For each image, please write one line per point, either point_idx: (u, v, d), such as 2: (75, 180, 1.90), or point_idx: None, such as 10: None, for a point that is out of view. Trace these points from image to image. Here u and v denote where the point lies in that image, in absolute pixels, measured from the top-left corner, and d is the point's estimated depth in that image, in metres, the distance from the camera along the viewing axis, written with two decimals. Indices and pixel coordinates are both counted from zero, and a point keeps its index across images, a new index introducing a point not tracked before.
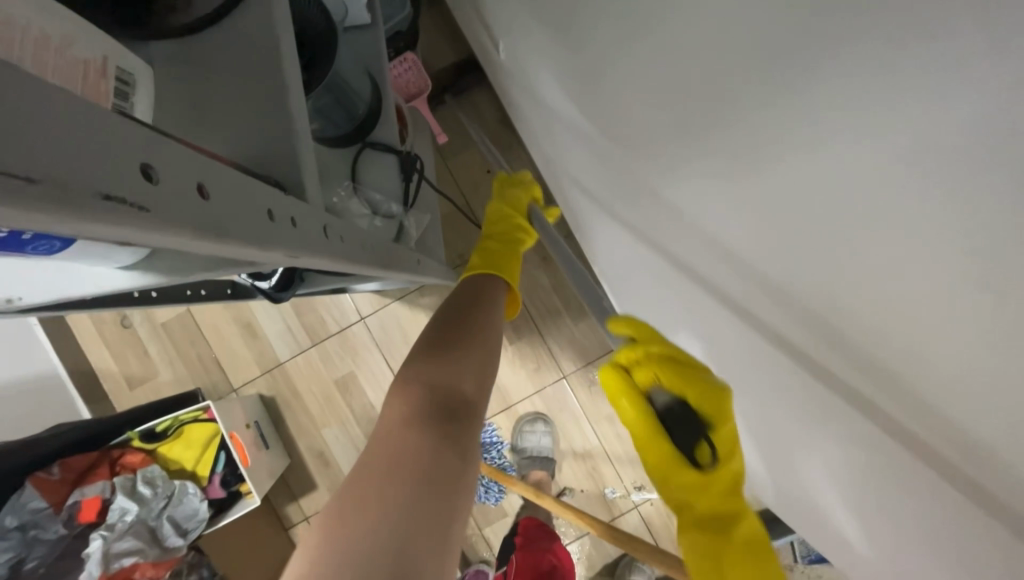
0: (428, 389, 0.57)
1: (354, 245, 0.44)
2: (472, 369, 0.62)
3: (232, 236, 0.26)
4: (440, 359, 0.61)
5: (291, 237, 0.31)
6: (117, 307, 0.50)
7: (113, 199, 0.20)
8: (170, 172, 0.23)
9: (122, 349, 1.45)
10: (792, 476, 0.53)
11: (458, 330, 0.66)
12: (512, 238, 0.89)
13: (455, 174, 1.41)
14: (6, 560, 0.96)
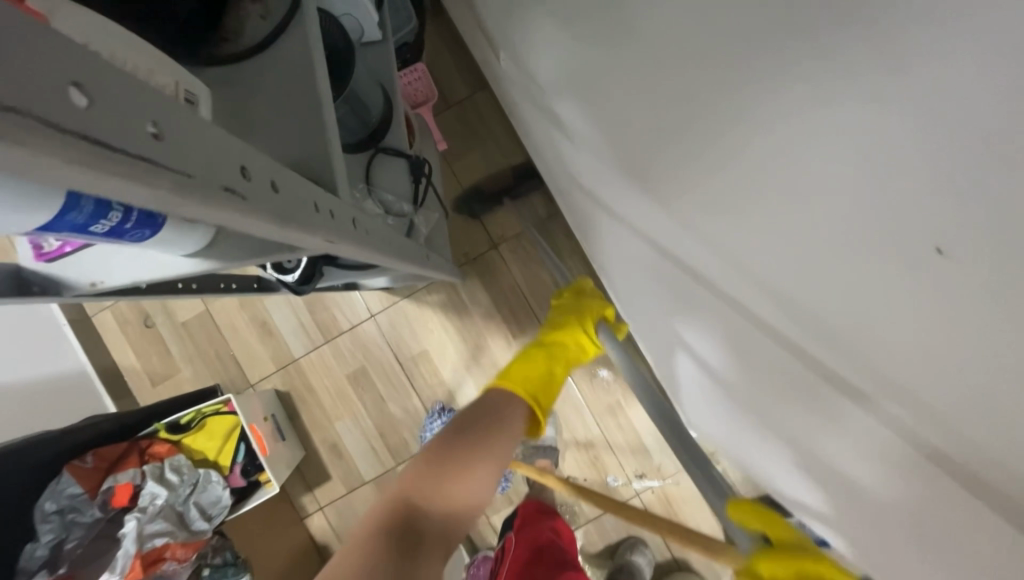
0: (407, 514, 0.64)
1: (377, 238, 0.50)
2: (456, 494, 0.68)
3: (295, 222, 0.33)
4: (433, 472, 0.69)
5: (330, 227, 0.38)
6: (165, 296, 0.56)
7: (225, 190, 0.27)
8: (256, 171, 0.31)
9: (146, 348, 1.52)
10: (778, 442, 0.58)
11: (453, 448, 0.72)
12: (560, 349, 0.89)
13: (459, 176, 1.48)
14: (48, 542, 1.02)
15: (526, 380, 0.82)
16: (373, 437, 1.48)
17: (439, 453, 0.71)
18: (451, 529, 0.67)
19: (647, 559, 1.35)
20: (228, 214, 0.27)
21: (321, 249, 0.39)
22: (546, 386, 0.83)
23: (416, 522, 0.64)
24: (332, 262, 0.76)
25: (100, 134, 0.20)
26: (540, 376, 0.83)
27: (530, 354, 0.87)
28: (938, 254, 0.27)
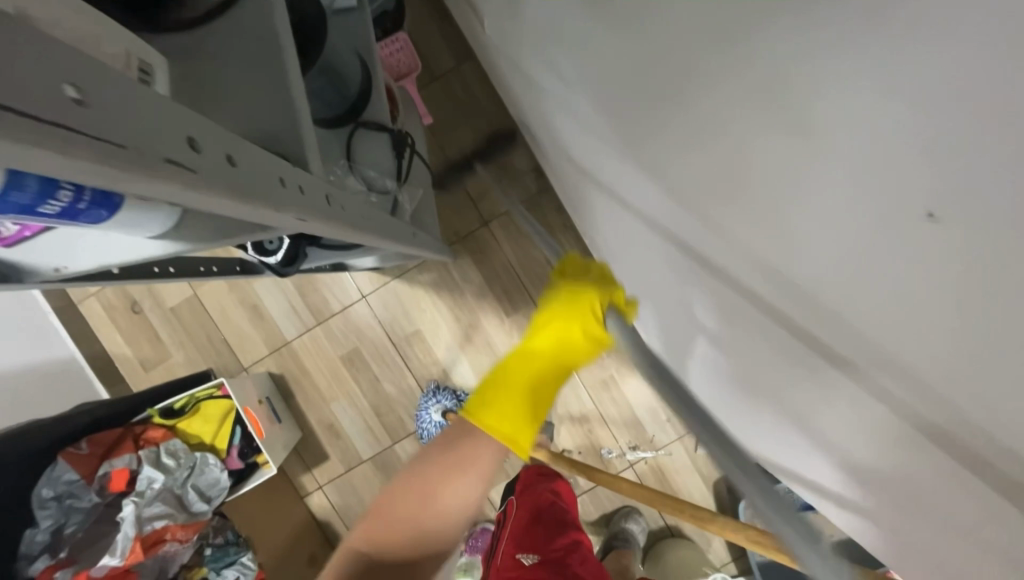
0: (366, 558, 0.72)
1: (356, 216, 0.48)
2: (410, 535, 0.73)
3: (258, 197, 0.31)
4: (386, 523, 0.74)
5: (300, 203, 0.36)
6: (140, 281, 0.55)
7: (169, 161, 0.25)
8: (207, 143, 0.29)
9: (135, 334, 1.51)
10: (765, 410, 0.58)
11: (407, 492, 0.76)
12: (545, 361, 0.80)
13: (447, 152, 1.44)
14: (48, 527, 1.04)
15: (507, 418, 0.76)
16: (369, 417, 1.49)
17: (392, 496, 0.76)
18: (413, 567, 0.72)
19: (640, 527, 1.39)
20: (175, 189, 0.25)
21: (293, 227, 0.38)
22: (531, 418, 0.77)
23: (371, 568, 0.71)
24: (316, 242, 0.75)
25: (9, 99, 0.18)
26: (523, 410, 0.77)
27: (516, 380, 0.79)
28: (929, 218, 0.26)
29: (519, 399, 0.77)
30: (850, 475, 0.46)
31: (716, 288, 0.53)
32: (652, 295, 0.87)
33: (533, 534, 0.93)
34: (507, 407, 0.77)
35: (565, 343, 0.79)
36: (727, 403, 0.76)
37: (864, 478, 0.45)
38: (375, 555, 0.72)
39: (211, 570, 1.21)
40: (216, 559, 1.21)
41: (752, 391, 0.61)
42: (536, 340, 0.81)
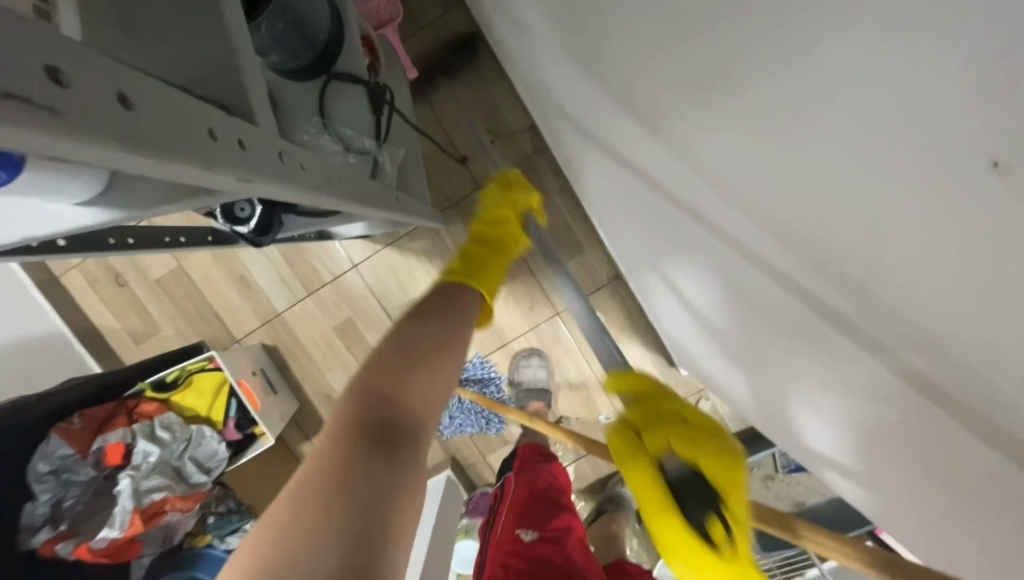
0: (374, 406, 0.52)
1: (319, 177, 0.43)
2: (426, 380, 0.57)
3: (176, 149, 0.26)
4: (401, 364, 0.57)
5: (239, 161, 0.31)
6: (93, 253, 0.50)
7: (12, 96, 0.18)
8: (83, 78, 0.21)
9: (122, 308, 1.47)
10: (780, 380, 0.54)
11: (416, 333, 0.60)
12: (497, 241, 0.84)
13: (436, 110, 1.35)
14: (47, 500, 1.02)
15: (468, 273, 0.73)
16: None
17: (393, 342, 0.59)
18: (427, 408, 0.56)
19: None
20: (63, 141, 0.20)
21: (241, 192, 0.32)
22: (490, 272, 0.75)
23: (397, 411, 0.52)
24: (291, 209, 0.69)
25: None
26: (480, 266, 0.75)
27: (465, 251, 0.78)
28: (992, 167, 0.20)
29: (490, 262, 0.77)
30: (857, 451, 0.44)
31: (724, 255, 0.49)
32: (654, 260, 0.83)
33: (531, 511, 0.91)
34: (488, 269, 0.75)
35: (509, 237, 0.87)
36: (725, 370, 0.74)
37: (881, 453, 0.41)
38: (395, 395, 0.54)
39: (214, 537, 1.23)
40: (219, 527, 1.23)
41: (754, 358, 0.58)
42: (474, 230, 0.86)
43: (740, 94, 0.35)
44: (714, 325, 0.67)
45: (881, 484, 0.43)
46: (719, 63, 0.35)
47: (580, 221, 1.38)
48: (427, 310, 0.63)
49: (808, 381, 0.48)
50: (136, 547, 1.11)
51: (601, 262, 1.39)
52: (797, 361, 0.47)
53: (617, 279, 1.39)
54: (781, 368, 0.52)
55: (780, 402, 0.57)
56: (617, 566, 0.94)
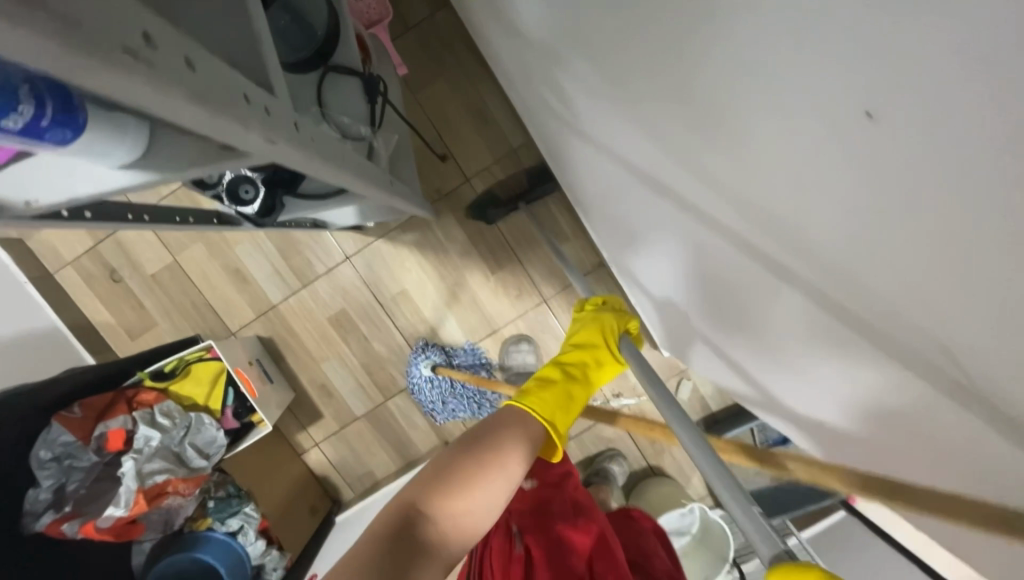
0: (411, 523, 0.55)
1: (328, 150, 0.48)
2: (464, 512, 0.58)
3: (224, 106, 0.31)
4: (450, 487, 0.58)
5: (265, 124, 0.35)
6: (112, 223, 0.54)
7: (125, 52, 0.24)
8: (164, 41, 0.27)
9: (117, 302, 1.49)
10: (761, 303, 0.59)
11: (471, 460, 0.61)
12: (578, 370, 0.81)
13: (425, 106, 1.41)
14: (50, 486, 1.03)
15: (553, 406, 0.73)
16: (361, 374, 1.52)
17: (448, 467, 0.60)
18: (454, 551, 0.57)
19: (621, 468, 1.51)
20: (139, 84, 0.25)
21: (265, 153, 0.37)
22: (570, 411, 0.75)
23: (427, 536, 0.55)
24: (292, 192, 0.74)
25: None
26: (565, 401, 0.75)
27: (551, 381, 0.77)
28: (867, 116, 0.27)
29: (558, 392, 0.75)
30: (838, 367, 0.50)
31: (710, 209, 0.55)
32: (640, 237, 0.89)
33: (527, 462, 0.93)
34: (552, 398, 0.74)
35: (594, 367, 0.83)
36: (716, 328, 0.80)
37: (851, 357, 0.47)
38: (433, 520, 0.56)
39: (215, 520, 1.26)
40: (219, 511, 1.27)
41: (741, 292, 0.63)
42: (564, 354, 0.85)
43: (699, 67, 0.41)
44: (699, 266, 0.71)
45: (859, 390, 0.49)
46: (679, 39, 0.41)
47: (565, 211, 1.45)
48: (494, 439, 0.64)
49: (790, 313, 0.54)
50: (138, 529, 1.13)
51: (586, 251, 1.46)
52: (777, 283, 0.52)
53: (601, 267, 1.47)
54: (768, 307, 0.58)
55: (770, 343, 0.63)
56: (622, 512, 1.00)
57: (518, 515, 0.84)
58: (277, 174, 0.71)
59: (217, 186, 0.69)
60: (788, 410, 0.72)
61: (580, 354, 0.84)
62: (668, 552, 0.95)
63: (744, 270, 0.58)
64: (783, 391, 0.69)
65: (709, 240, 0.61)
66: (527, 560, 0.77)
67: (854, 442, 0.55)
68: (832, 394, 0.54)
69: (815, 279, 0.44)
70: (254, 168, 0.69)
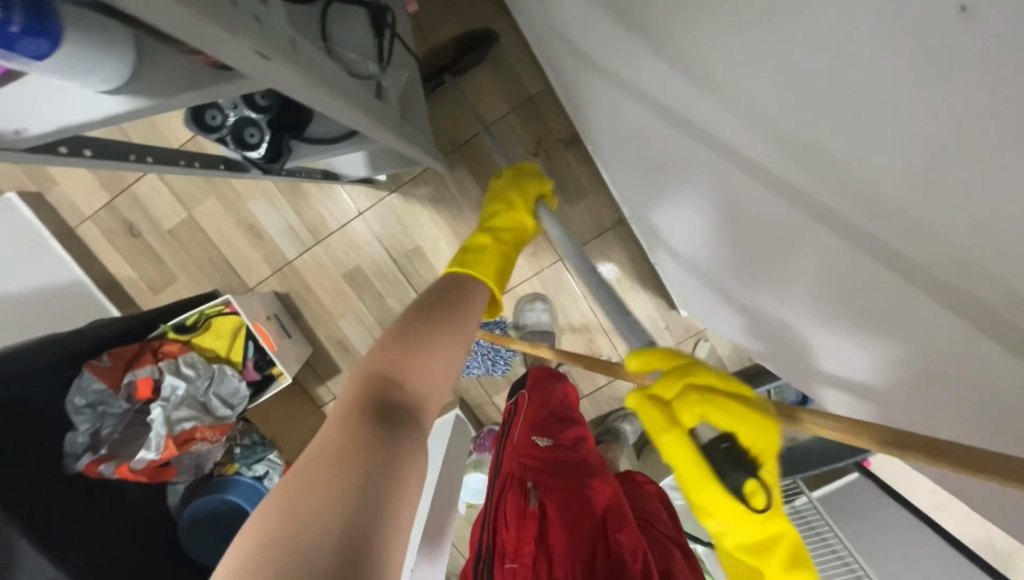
0: (378, 389, 0.54)
1: (332, 80, 0.44)
2: (425, 367, 0.58)
3: (208, 3, 0.26)
4: (403, 351, 0.58)
5: (258, 34, 0.31)
6: (114, 164, 0.53)
7: None
8: None
9: (137, 258, 1.51)
10: (797, 259, 0.56)
11: (416, 325, 0.62)
12: (504, 232, 0.87)
13: (438, 50, 1.32)
14: (87, 430, 1.08)
15: (492, 269, 0.78)
16: (376, 331, 1.54)
17: (402, 332, 0.61)
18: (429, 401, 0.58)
19: (633, 427, 1.51)
20: None
21: (262, 73, 0.33)
22: (505, 268, 0.81)
23: (398, 392, 0.55)
24: (298, 136, 0.71)
25: None
26: (499, 262, 0.80)
27: (479, 247, 0.82)
28: None
29: (490, 255, 0.80)
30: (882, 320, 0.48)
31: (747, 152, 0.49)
32: (667, 188, 0.85)
33: (549, 421, 0.93)
34: (496, 261, 0.80)
35: (520, 225, 0.89)
36: (743, 283, 0.77)
37: (900, 314, 0.44)
38: (399, 381, 0.56)
39: (241, 466, 1.34)
40: (245, 457, 1.35)
41: (772, 245, 0.60)
42: (487, 224, 0.89)
43: None
44: (731, 222, 0.67)
45: (902, 347, 0.47)
46: None
47: (584, 166, 1.39)
48: (432, 306, 0.65)
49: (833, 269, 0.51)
50: (170, 472, 1.19)
51: (604, 208, 1.41)
52: (818, 239, 0.49)
53: (620, 223, 1.41)
54: (803, 265, 0.56)
55: (800, 299, 0.61)
56: (628, 476, 1.01)
57: (534, 471, 0.85)
58: (283, 116, 0.67)
59: (221, 129, 0.65)
60: (819, 369, 0.70)
61: (506, 217, 0.89)
62: (671, 517, 0.95)
63: (783, 226, 0.54)
64: (810, 346, 0.67)
65: (744, 189, 0.57)
66: (540, 516, 0.78)
67: (896, 398, 0.52)
68: (869, 349, 0.52)
69: (879, 226, 0.39)
70: (259, 109, 0.65)
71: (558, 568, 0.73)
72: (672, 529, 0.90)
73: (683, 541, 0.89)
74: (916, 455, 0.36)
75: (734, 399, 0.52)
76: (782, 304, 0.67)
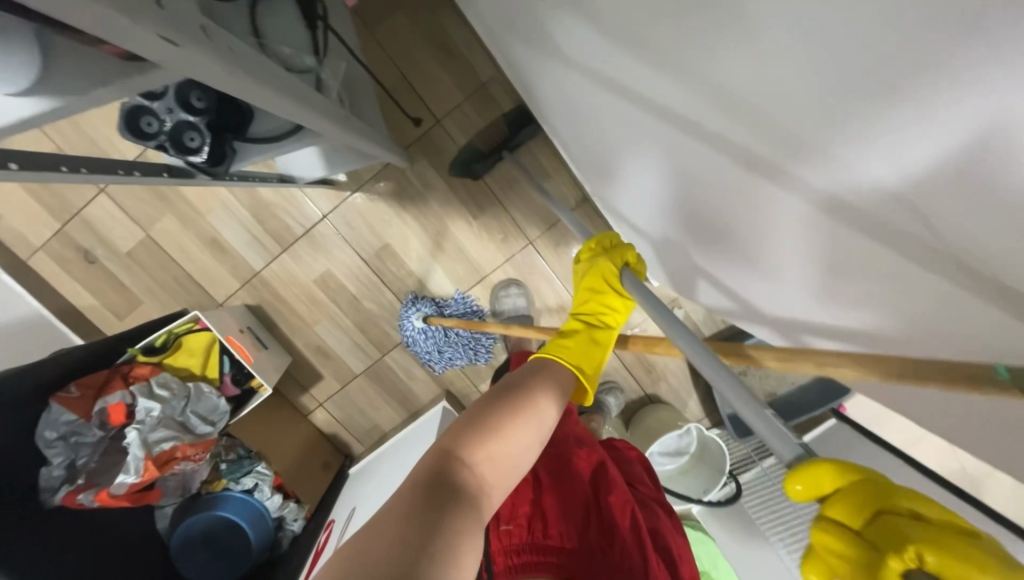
0: (459, 467, 0.52)
1: (257, 70, 0.43)
2: (503, 458, 0.56)
3: None
4: (488, 433, 0.56)
5: (160, 19, 0.30)
6: (45, 174, 0.51)
7: None
8: None
9: (97, 284, 1.46)
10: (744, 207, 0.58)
11: (506, 408, 0.60)
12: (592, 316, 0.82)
13: (384, 44, 1.31)
14: (62, 463, 1.04)
15: (579, 357, 0.74)
16: (355, 333, 1.53)
17: (478, 415, 0.59)
18: (492, 498, 0.54)
19: (616, 400, 1.57)
20: None
21: (174, 61, 0.33)
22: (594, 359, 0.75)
23: (472, 474, 0.53)
24: (240, 136, 0.71)
25: None
26: (587, 351, 0.76)
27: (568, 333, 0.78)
28: None
29: (578, 340, 0.76)
30: (830, 243, 0.51)
31: None
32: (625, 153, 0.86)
33: None
34: (577, 350, 0.75)
35: (603, 308, 0.80)
36: (707, 238, 0.80)
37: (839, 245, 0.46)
38: (478, 464, 0.54)
39: (230, 480, 1.33)
40: (232, 471, 1.34)
41: None
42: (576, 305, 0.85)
43: None
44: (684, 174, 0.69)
45: (847, 267, 0.51)
46: None
47: (545, 147, 1.40)
48: (526, 389, 0.63)
49: (780, 204, 0.55)
50: (154, 494, 1.18)
51: (568, 188, 1.43)
52: None
53: (584, 202, 1.44)
54: None
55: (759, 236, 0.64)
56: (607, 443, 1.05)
57: None
58: (222, 118, 0.66)
59: (158, 135, 0.64)
60: (778, 314, 0.74)
61: (588, 302, 0.80)
62: (654, 480, 0.99)
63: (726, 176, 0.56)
64: (770, 288, 0.71)
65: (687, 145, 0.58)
66: (533, 481, 0.78)
67: (843, 326, 0.56)
68: (821, 274, 0.56)
69: None
70: (196, 111, 0.63)
71: (553, 527, 0.71)
72: (654, 490, 0.93)
73: (664, 501, 0.92)
74: (873, 370, 0.40)
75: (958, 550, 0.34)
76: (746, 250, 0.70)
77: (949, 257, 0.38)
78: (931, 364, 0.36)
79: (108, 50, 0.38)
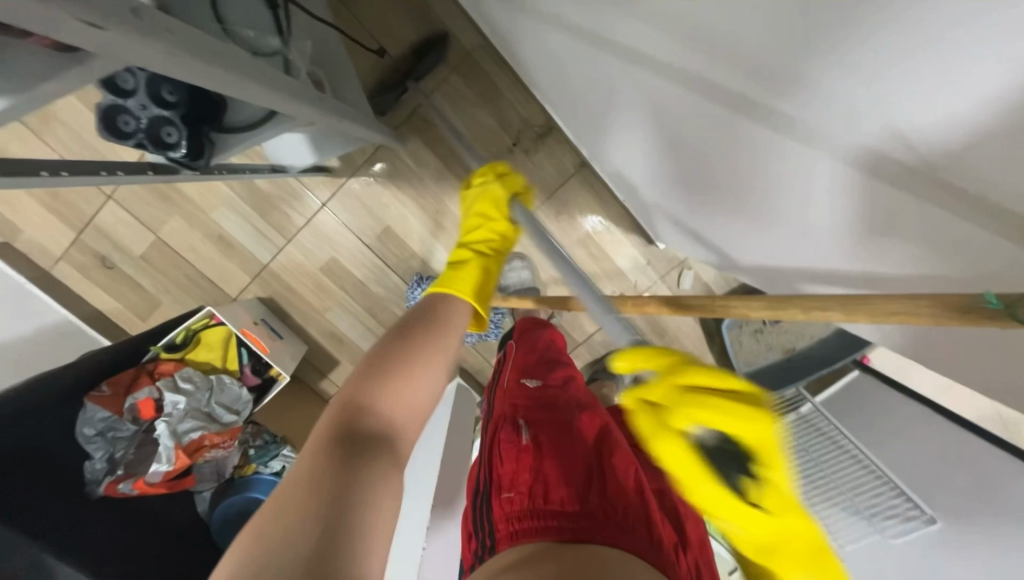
0: (360, 414, 0.53)
1: (200, 51, 0.42)
2: (403, 396, 0.58)
3: None
4: (382, 378, 0.57)
5: (82, 2, 0.30)
6: (26, 179, 0.53)
7: None
8: None
9: (118, 288, 1.52)
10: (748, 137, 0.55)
11: (399, 352, 0.62)
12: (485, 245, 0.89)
13: (362, 19, 1.28)
14: (103, 456, 1.11)
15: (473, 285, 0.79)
16: (365, 317, 1.55)
17: (387, 362, 0.60)
18: (404, 437, 0.56)
19: None
20: None
21: (106, 44, 0.32)
22: (486, 284, 0.81)
23: (375, 418, 0.54)
24: (215, 127, 0.71)
25: None
26: (479, 277, 0.81)
27: (461, 264, 0.83)
28: None
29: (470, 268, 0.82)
30: (827, 169, 0.49)
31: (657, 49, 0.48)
32: (614, 105, 0.82)
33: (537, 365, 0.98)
34: (470, 274, 0.80)
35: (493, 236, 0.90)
36: (708, 189, 0.77)
37: None
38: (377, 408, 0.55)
39: (259, 464, 1.38)
40: (260, 456, 1.39)
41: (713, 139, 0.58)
42: (468, 239, 0.90)
43: None
44: (682, 115, 0.65)
45: (847, 187, 0.49)
46: None
47: (535, 106, 1.35)
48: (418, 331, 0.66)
49: (771, 137, 0.54)
50: (190, 480, 1.27)
51: (565, 154, 1.39)
52: None
53: (583, 167, 1.39)
54: None
55: (761, 175, 0.61)
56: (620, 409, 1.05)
57: (525, 409, 0.86)
58: (195, 110, 0.67)
59: (136, 133, 0.64)
60: (798, 260, 0.70)
61: (480, 232, 0.89)
62: None
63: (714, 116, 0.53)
64: (778, 229, 0.68)
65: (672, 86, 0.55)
66: (534, 448, 0.77)
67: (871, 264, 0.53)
68: (831, 201, 0.53)
69: None
70: (167, 106, 0.64)
71: (555, 490, 0.68)
72: None
73: None
74: (863, 311, 0.37)
75: (733, 395, 0.46)
76: (751, 194, 0.67)
77: (931, 177, 0.40)
78: (920, 298, 0.33)
79: (37, 41, 0.38)
